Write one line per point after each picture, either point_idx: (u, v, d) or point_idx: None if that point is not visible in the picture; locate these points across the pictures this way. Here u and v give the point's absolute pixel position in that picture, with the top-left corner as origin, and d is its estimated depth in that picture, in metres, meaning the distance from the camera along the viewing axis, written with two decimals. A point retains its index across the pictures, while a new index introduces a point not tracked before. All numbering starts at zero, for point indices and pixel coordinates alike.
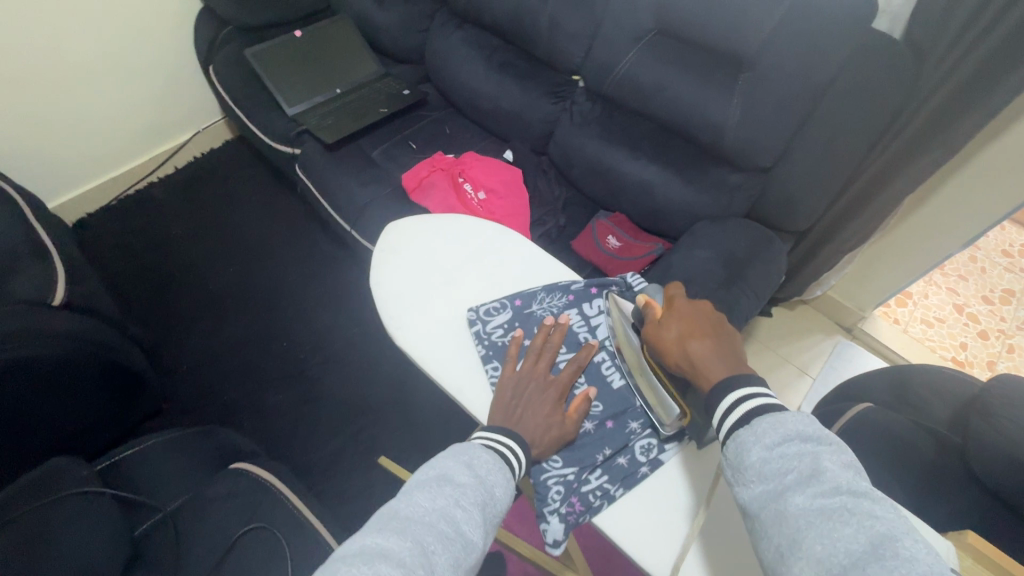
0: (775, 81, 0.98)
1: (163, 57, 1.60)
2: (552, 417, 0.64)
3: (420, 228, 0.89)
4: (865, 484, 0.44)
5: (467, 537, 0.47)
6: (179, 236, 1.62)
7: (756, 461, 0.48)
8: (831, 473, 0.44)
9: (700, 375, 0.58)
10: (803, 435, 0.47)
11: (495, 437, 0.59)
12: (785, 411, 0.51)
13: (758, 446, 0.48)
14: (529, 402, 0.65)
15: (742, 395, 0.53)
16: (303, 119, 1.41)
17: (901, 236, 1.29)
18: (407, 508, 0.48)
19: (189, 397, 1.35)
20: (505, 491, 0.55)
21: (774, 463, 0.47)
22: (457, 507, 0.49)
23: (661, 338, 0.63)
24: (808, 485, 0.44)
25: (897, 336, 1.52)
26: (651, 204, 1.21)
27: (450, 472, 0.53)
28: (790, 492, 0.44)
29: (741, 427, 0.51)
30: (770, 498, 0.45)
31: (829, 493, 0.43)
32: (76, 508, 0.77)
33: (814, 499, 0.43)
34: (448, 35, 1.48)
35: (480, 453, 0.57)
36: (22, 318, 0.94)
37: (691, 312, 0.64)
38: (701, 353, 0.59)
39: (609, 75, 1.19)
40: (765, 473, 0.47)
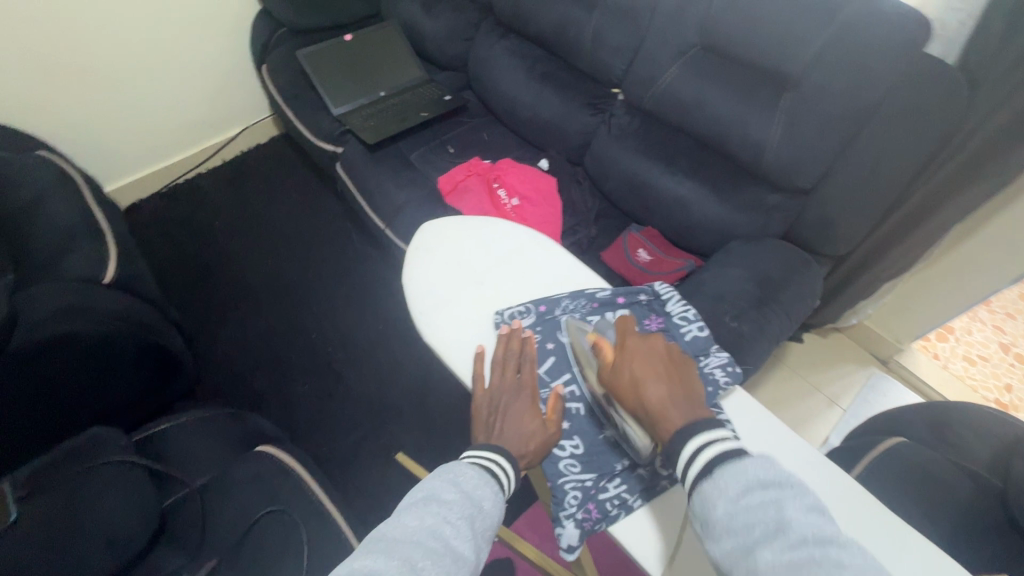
0: (821, 101, 0.97)
1: (220, 54, 1.68)
2: (532, 424, 0.64)
3: (453, 229, 0.90)
4: (827, 526, 0.43)
5: (456, 550, 0.47)
6: (221, 225, 1.69)
7: (722, 516, 0.46)
8: (796, 523, 0.43)
9: (658, 422, 0.56)
10: (764, 481, 0.46)
11: (483, 455, 0.59)
12: (743, 452, 0.50)
13: (723, 499, 0.47)
14: (505, 415, 0.65)
15: (700, 442, 0.51)
16: (347, 119, 1.46)
17: (945, 268, 1.24)
18: (394, 530, 0.47)
19: (219, 380, 1.40)
20: (494, 504, 0.54)
21: (739, 518, 0.45)
22: (445, 524, 0.49)
23: (616, 383, 0.61)
24: (775, 538, 0.43)
25: (936, 372, 1.46)
26: (684, 221, 1.20)
27: (437, 490, 0.52)
28: (759, 548, 0.43)
29: (704, 479, 0.49)
30: (741, 555, 0.44)
31: (796, 545, 0.42)
32: (108, 476, 0.80)
33: (783, 554, 0.41)
34: (491, 44, 1.51)
35: (466, 469, 0.56)
36: (71, 297, 1.01)
37: (641, 350, 0.61)
38: (658, 399, 0.57)
39: (650, 89, 1.20)
40: (733, 528, 0.45)
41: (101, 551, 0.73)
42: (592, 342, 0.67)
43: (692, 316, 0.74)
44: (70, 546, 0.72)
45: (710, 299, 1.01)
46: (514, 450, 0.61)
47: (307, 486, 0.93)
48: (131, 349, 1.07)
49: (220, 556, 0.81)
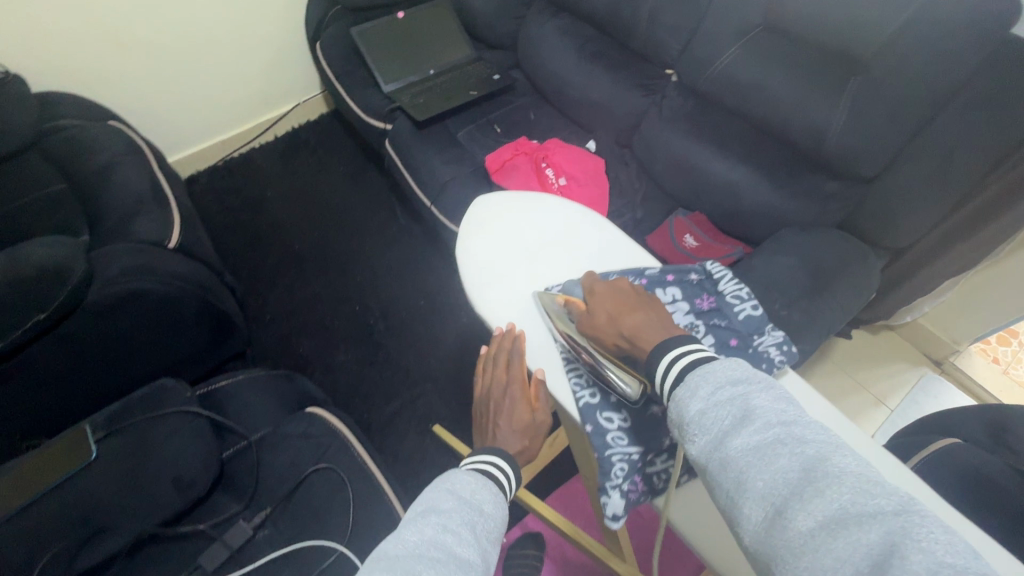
0: (890, 85, 0.92)
1: (277, 31, 1.72)
2: (524, 419, 0.69)
3: (507, 205, 0.89)
4: (794, 411, 0.45)
5: (461, 555, 0.47)
6: (273, 197, 1.75)
7: (694, 414, 0.48)
8: (761, 410, 0.45)
9: (636, 344, 0.60)
10: (733, 379, 0.48)
11: (481, 462, 0.62)
12: (716, 360, 0.52)
13: (696, 400, 0.49)
14: (499, 411, 0.70)
15: (675, 358, 0.54)
16: (397, 97, 1.48)
17: (1013, 267, 1.18)
18: (396, 546, 0.47)
19: (268, 344, 1.47)
20: (493, 508, 0.55)
21: (709, 414, 0.47)
22: (446, 533, 0.49)
23: (594, 323, 0.65)
24: (743, 425, 0.45)
25: (995, 377, 1.39)
26: (735, 207, 1.18)
27: (435, 504, 0.53)
28: (728, 436, 0.45)
29: (679, 387, 0.52)
30: (711, 447, 0.46)
31: (762, 430, 0.44)
32: (175, 425, 0.86)
33: (750, 439, 0.43)
34: (543, 22, 1.49)
35: (461, 479, 0.58)
36: (141, 257, 1.07)
37: (610, 292, 0.67)
38: (636, 324, 0.61)
39: (706, 70, 1.17)
40: (704, 424, 0.47)
41: (166, 491, 0.80)
42: (561, 300, 0.72)
43: (746, 294, 0.70)
44: (144, 483, 0.79)
45: (759, 286, 0.99)
46: (513, 449, 0.66)
47: (353, 446, 0.96)
48: (191, 309, 1.13)
49: (272, 505, 0.88)
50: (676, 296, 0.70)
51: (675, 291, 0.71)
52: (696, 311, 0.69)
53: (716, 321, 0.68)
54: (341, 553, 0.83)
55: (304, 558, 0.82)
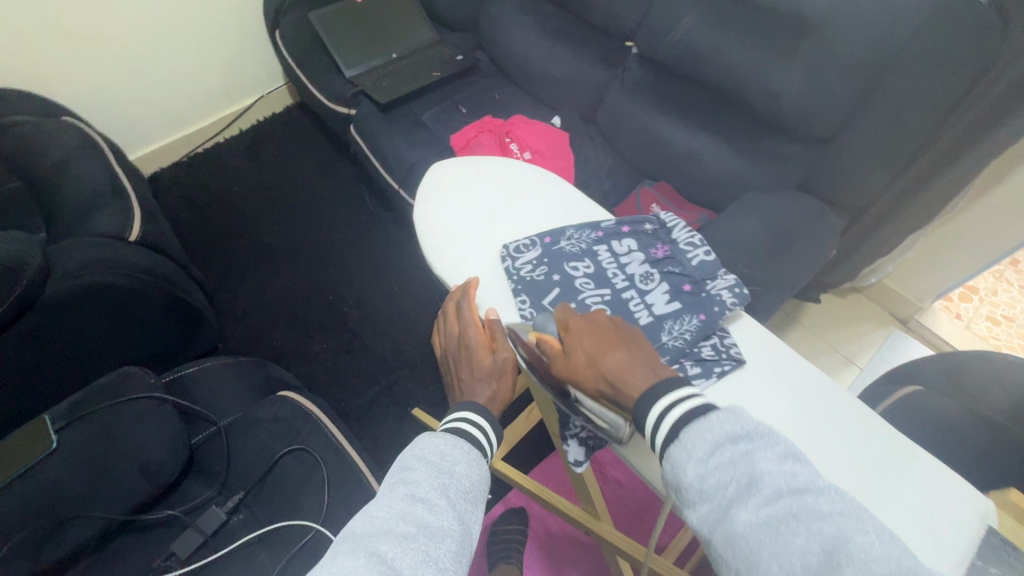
0: (843, 44, 0.94)
1: (235, 22, 1.69)
2: (484, 361, 0.66)
3: (463, 169, 0.84)
4: (802, 475, 0.42)
5: (432, 525, 0.45)
6: (239, 192, 1.72)
7: (693, 478, 0.44)
8: (769, 477, 0.42)
9: (623, 391, 0.54)
10: (733, 436, 0.45)
11: (456, 418, 0.59)
12: (709, 409, 0.48)
13: (692, 462, 0.45)
14: (461, 365, 0.68)
15: (665, 407, 0.49)
16: (360, 82, 1.46)
17: (968, 222, 1.21)
18: (362, 523, 0.45)
19: (241, 338, 1.45)
20: (468, 465, 0.53)
21: (710, 479, 0.43)
22: (415, 504, 0.47)
23: (572, 366, 0.57)
24: (749, 495, 0.41)
25: (957, 332, 1.44)
26: (699, 174, 1.19)
27: (404, 470, 0.50)
28: (733, 508, 0.41)
29: (672, 445, 0.47)
30: (716, 519, 0.42)
31: (771, 501, 0.41)
32: (141, 411, 0.84)
33: (759, 513, 0.40)
34: (503, 1, 1.48)
35: (430, 441, 0.54)
36: (102, 250, 1.04)
37: (588, 328, 0.58)
38: (620, 366, 0.54)
39: (665, 39, 1.17)
40: (705, 489, 0.43)
41: (138, 477, 0.79)
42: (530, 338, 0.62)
43: (699, 241, 0.70)
44: (112, 469, 0.78)
45: (722, 247, 1.00)
46: (480, 398, 0.62)
47: (326, 426, 0.95)
48: (155, 301, 1.10)
49: (245, 489, 0.88)
50: (632, 247, 0.71)
51: (631, 243, 0.72)
52: (651, 260, 0.70)
53: (671, 268, 0.69)
54: (317, 532, 0.83)
55: (282, 537, 0.83)
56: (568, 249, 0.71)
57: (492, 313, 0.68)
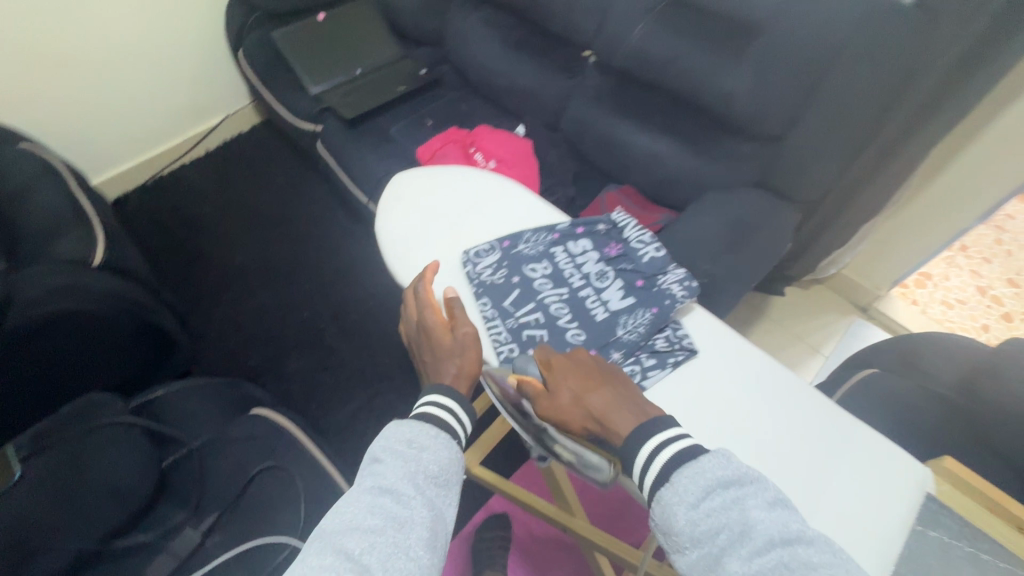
0: (787, 46, 0.99)
1: (198, 42, 1.69)
2: (446, 340, 0.64)
3: (425, 179, 0.86)
4: (792, 524, 0.43)
5: (400, 515, 0.46)
6: (208, 212, 1.71)
7: (685, 523, 0.45)
8: (761, 524, 0.42)
9: (609, 430, 0.55)
10: (724, 481, 0.46)
11: (420, 408, 0.57)
12: (700, 451, 0.49)
13: (685, 507, 0.46)
14: (425, 350, 0.66)
15: (656, 448, 0.50)
16: (326, 98, 1.47)
17: (916, 210, 1.28)
18: (333, 519, 0.46)
19: (214, 359, 1.43)
20: (437, 448, 0.52)
21: (702, 525, 0.44)
22: (384, 496, 0.47)
23: (557, 406, 0.57)
24: (741, 542, 0.42)
25: (914, 317, 1.50)
26: (660, 176, 1.23)
27: (372, 463, 0.50)
28: (725, 556, 0.42)
29: (663, 487, 0.48)
30: (708, 566, 0.43)
31: (763, 550, 0.41)
32: (109, 436, 0.84)
33: (752, 562, 0.41)
34: (465, 15, 1.52)
35: (398, 429, 0.53)
36: (63, 275, 1.00)
37: (571, 367, 0.60)
38: (603, 406, 0.56)
39: (622, 47, 1.20)
40: (698, 535, 0.44)
41: (107, 503, 0.78)
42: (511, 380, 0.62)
43: (649, 239, 0.73)
44: (82, 496, 0.77)
45: (683, 245, 1.04)
46: (445, 377, 0.60)
47: (304, 444, 0.98)
48: (123, 326, 1.09)
49: (221, 509, 0.86)
50: (587, 248, 0.74)
51: (586, 243, 0.75)
52: (605, 259, 0.73)
53: (624, 266, 0.72)
54: (293, 548, 0.84)
55: (260, 555, 0.82)
56: (526, 252, 0.74)
57: (451, 295, 0.69)
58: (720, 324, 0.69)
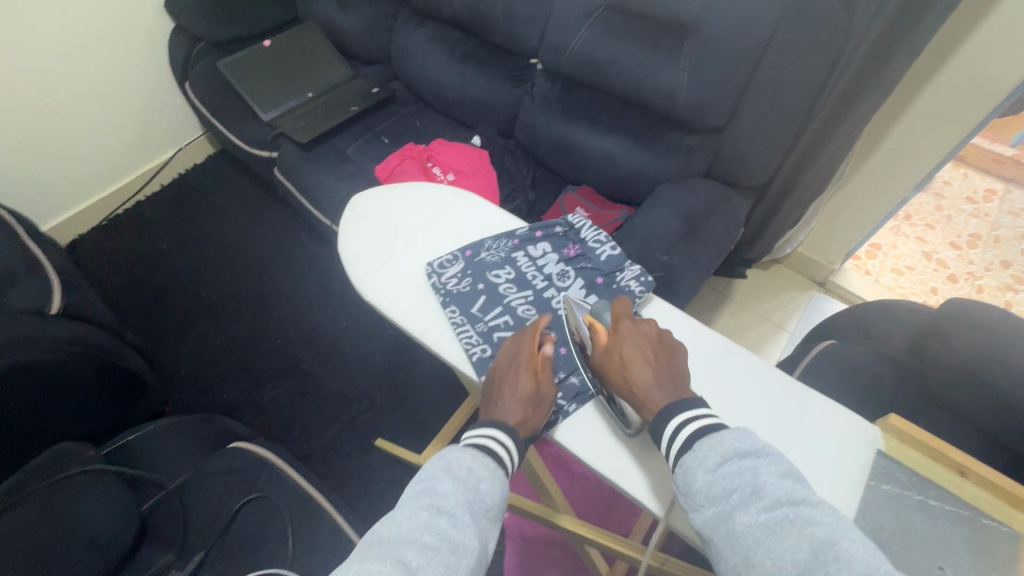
0: (718, 42, 1.04)
1: (141, 77, 1.66)
2: (528, 387, 0.60)
3: (384, 197, 0.87)
4: (801, 490, 0.45)
5: (454, 539, 0.46)
6: (168, 249, 1.67)
7: (703, 484, 0.48)
8: (771, 487, 0.45)
9: (642, 403, 0.56)
10: (742, 451, 0.48)
11: (485, 435, 0.56)
12: (724, 426, 0.52)
13: (703, 469, 0.48)
14: (501, 380, 0.62)
15: (683, 419, 0.53)
16: (278, 124, 1.46)
17: (857, 185, 1.35)
18: (388, 530, 0.46)
19: (188, 397, 1.40)
20: (493, 485, 0.52)
21: (718, 486, 0.47)
22: (441, 516, 0.47)
23: (607, 363, 0.60)
24: (751, 501, 0.45)
25: (868, 286, 1.58)
26: (614, 174, 1.27)
27: (431, 480, 0.50)
28: (736, 511, 0.45)
29: (685, 453, 0.51)
30: (720, 521, 0.46)
31: (772, 507, 0.44)
32: (84, 484, 0.82)
33: (759, 516, 0.44)
34: (410, 32, 1.54)
35: (460, 453, 0.54)
36: (21, 326, 0.98)
37: (634, 335, 0.61)
38: (645, 380, 0.56)
39: (565, 53, 1.23)
40: (713, 495, 0.47)
41: (84, 553, 0.76)
42: (584, 317, 0.66)
43: (604, 238, 0.77)
44: (58, 548, 0.74)
45: (641, 239, 1.07)
46: (509, 421, 0.58)
47: (285, 472, 0.95)
48: (88, 372, 1.07)
49: (206, 547, 0.85)
50: (547, 250, 0.77)
51: (545, 246, 0.78)
52: (565, 259, 0.76)
53: (583, 265, 0.75)
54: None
55: None
56: (489, 260, 0.76)
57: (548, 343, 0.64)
58: (679, 311, 0.72)
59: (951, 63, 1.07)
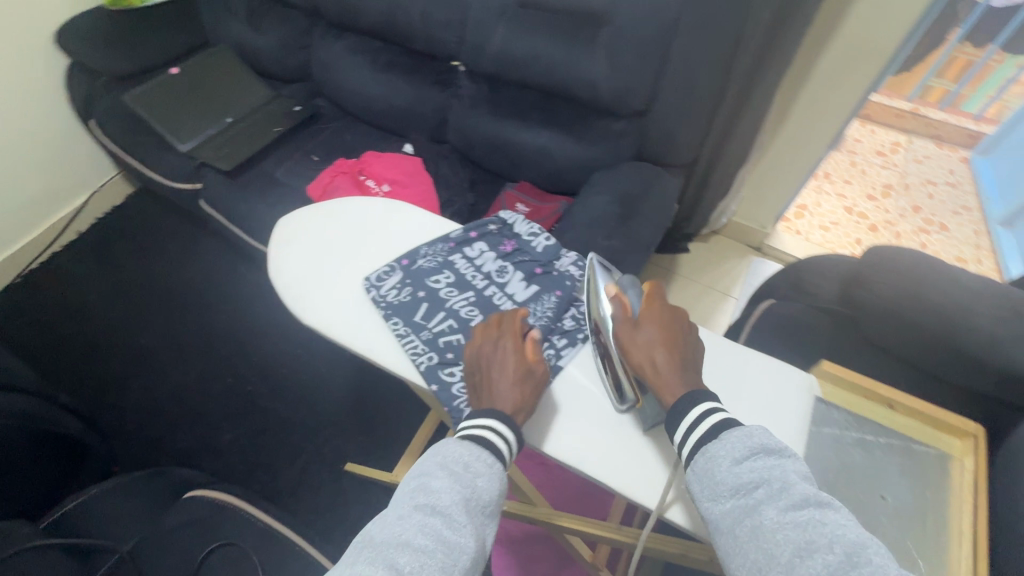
0: (630, 29, 1.06)
1: (39, 120, 1.54)
2: (525, 375, 0.60)
3: (312, 216, 0.84)
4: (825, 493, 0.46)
5: (450, 541, 0.46)
6: (95, 298, 1.57)
7: (727, 476, 0.49)
8: (798, 485, 0.46)
9: (658, 387, 0.57)
10: (767, 448, 0.50)
11: (485, 424, 0.56)
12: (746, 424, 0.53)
13: (729, 460, 0.50)
14: (495, 365, 0.61)
15: (707, 410, 0.54)
16: (199, 153, 1.40)
17: (778, 151, 1.42)
18: (381, 531, 0.46)
19: (137, 452, 1.32)
20: (491, 479, 0.52)
21: (744, 478, 0.48)
22: (436, 516, 0.47)
23: (631, 340, 0.60)
24: (778, 497, 0.46)
25: (800, 245, 1.67)
26: (549, 166, 1.29)
27: (427, 477, 0.51)
28: (762, 505, 0.46)
29: (710, 443, 0.52)
30: (743, 515, 0.46)
31: (799, 504, 0.45)
32: (26, 562, 0.76)
33: (787, 512, 0.44)
34: (326, 45, 1.50)
35: (456, 446, 0.54)
36: None
37: (663, 320, 0.61)
38: (664, 365, 0.58)
39: (486, 53, 1.23)
40: (738, 487, 0.48)
41: None
42: (605, 290, 0.65)
43: (538, 229, 0.79)
44: None
45: (582, 227, 1.09)
46: (509, 409, 0.58)
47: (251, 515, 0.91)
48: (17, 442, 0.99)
49: None
50: (484, 249, 0.77)
51: (481, 245, 0.78)
52: (502, 255, 0.77)
53: (521, 259, 0.76)
54: None
55: None
56: (427, 266, 0.75)
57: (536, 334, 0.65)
58: None
59: (843, 28, 1.15)
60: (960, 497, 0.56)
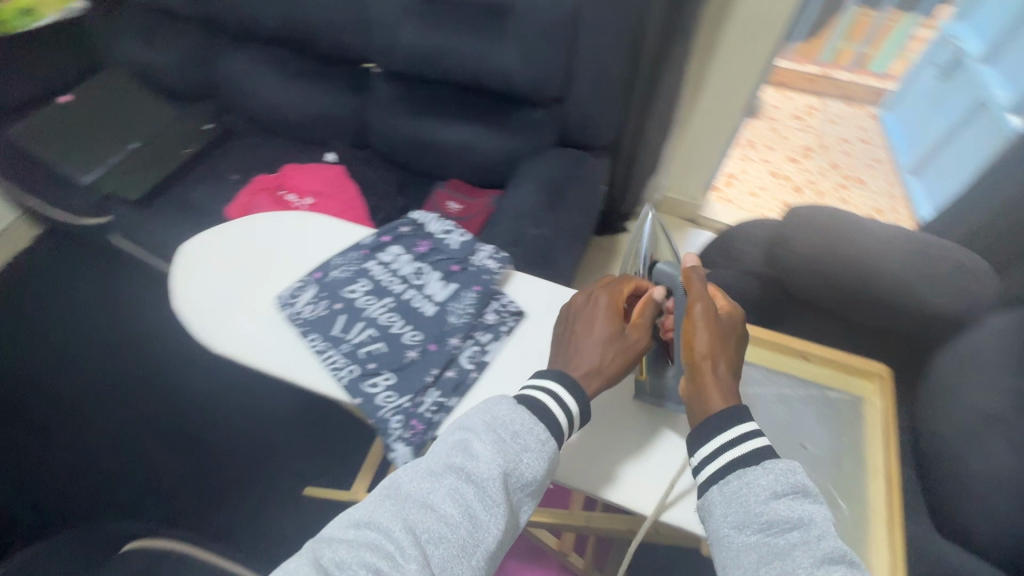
0: (533, 16, 1.06)
1: None
2: (608, 343, 0.58)
3: (218, 238, 0.80)
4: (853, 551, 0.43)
5: (477, 513, 0.47)
6: (7, 352, 1.45)
7: (763, 510, 0.44)
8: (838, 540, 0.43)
9: (700, 393, 0.53)
10: (810, 490, 0.46)
11: (546, 391, 0.54)
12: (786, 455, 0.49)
13: (769, 492, 0.45)
14: (584, 325, 0.60)
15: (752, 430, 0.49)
16: (104, 184, 1.31)
17: (697, 124, 1.46)
18: (412, 485, 0.48)
19: (70, 511, 1.22)
20: (537, 458, 0.51)
21: (782, 515, 0.44)
22: (468, 484, 0.48)
23: (700, 336, 0.55)
24: (813, 545, 0.42)
25: (731, 213, 1.72)
26: (476, 161, 1.28)
27: (469, 441, 0.50)
28: (796, 550, 0.42)
29: (750, 466, 0.47)
30: (770, 555, 0.42)
31: (836, 561, 0.41)
32: None
33: (823, 565, 0.41)
34: (230, 58, 1.43)
35: (511, 412, 0.52)
36: None
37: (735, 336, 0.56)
38: (721, 376, 0.53)
39: (395, 52, 1.21)
40: (775, 523, 0.43)
41: None
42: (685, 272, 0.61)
43: (451, 227, 0.79)
44: None
45: (513, 219, 1.08)
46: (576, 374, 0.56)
47: None
48: None
49: None
50: (399, 252, 0.76)
51: (396, 249, 0.76)
52: (418, 256, 0.75)
53: (437, 258, 0.76)
54: None
55: None
56: (342, 276, 0.73)
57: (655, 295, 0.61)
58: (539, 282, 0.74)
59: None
60: (874, 436, 0.60)
